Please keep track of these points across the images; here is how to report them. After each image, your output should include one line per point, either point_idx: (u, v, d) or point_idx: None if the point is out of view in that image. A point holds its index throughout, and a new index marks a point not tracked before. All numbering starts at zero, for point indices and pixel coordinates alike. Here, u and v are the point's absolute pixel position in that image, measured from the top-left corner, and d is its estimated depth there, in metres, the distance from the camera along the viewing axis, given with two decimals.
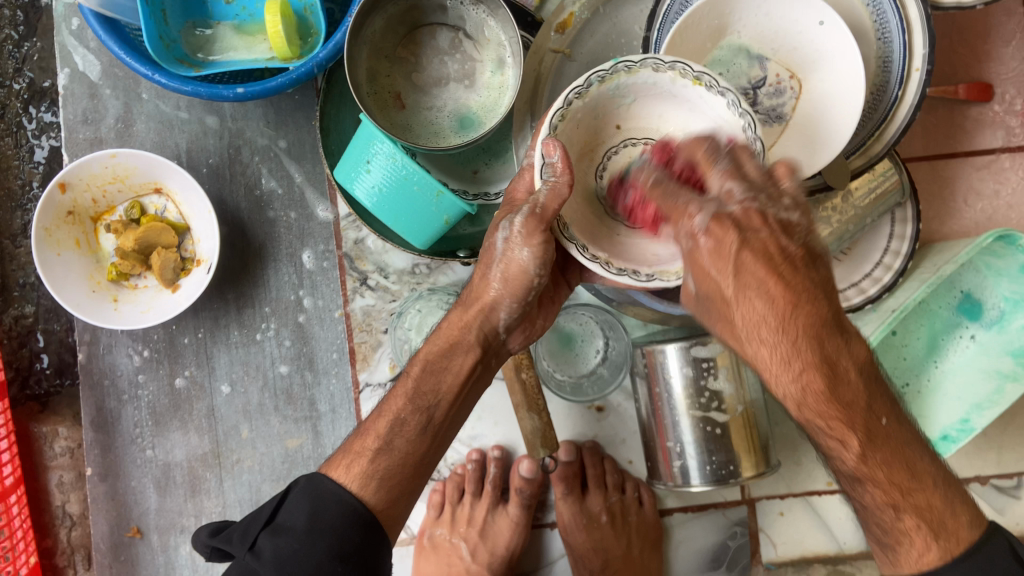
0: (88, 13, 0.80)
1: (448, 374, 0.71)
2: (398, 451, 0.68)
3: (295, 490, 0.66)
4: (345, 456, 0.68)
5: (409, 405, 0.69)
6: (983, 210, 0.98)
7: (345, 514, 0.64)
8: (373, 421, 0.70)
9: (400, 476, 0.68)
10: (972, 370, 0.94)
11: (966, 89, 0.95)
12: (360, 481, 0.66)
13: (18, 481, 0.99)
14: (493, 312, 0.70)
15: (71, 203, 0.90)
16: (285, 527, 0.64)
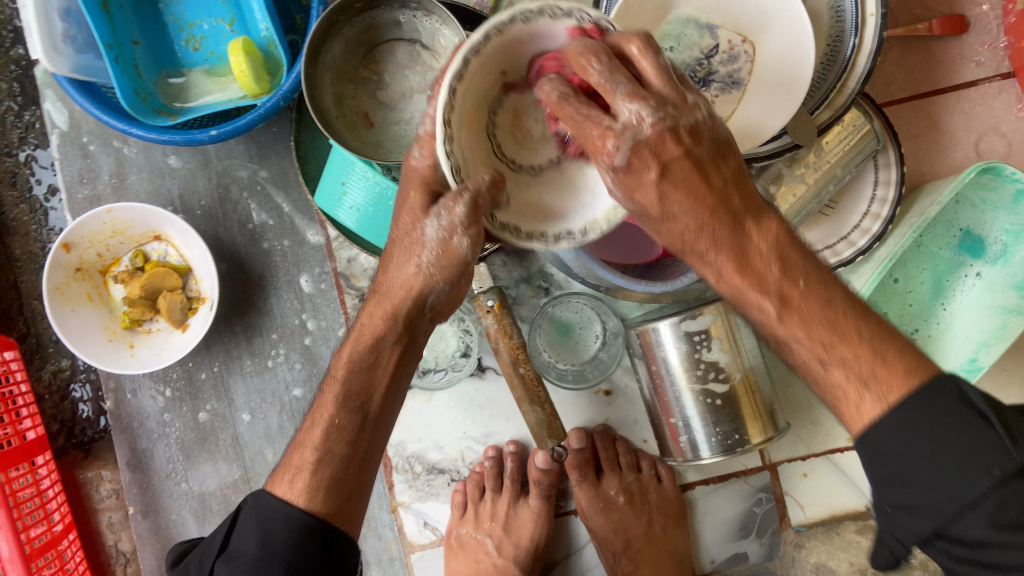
0: (62, 79, 0.82)
1: (378, 368, 0.68)
2: (337, 456, 0.67)
3: (244, 510, 0.69)
4: (287, 472, 0.69)
5: (340, 408, 0.67)
6: (981, 142, 0.93)
7: (293, 527, 0.65)
8: (309, 431, 0.69)
9: (343, 479, 0.68)
10: (980, 308, 0.90)
11: (940, 24, 0.90)
12: (303, 494, 0.67)
13: (69, 527, 1.05)
14: (421, 294, 0.64)
15: (78, 260, 0.94)
16: (239, 551, 0.67)
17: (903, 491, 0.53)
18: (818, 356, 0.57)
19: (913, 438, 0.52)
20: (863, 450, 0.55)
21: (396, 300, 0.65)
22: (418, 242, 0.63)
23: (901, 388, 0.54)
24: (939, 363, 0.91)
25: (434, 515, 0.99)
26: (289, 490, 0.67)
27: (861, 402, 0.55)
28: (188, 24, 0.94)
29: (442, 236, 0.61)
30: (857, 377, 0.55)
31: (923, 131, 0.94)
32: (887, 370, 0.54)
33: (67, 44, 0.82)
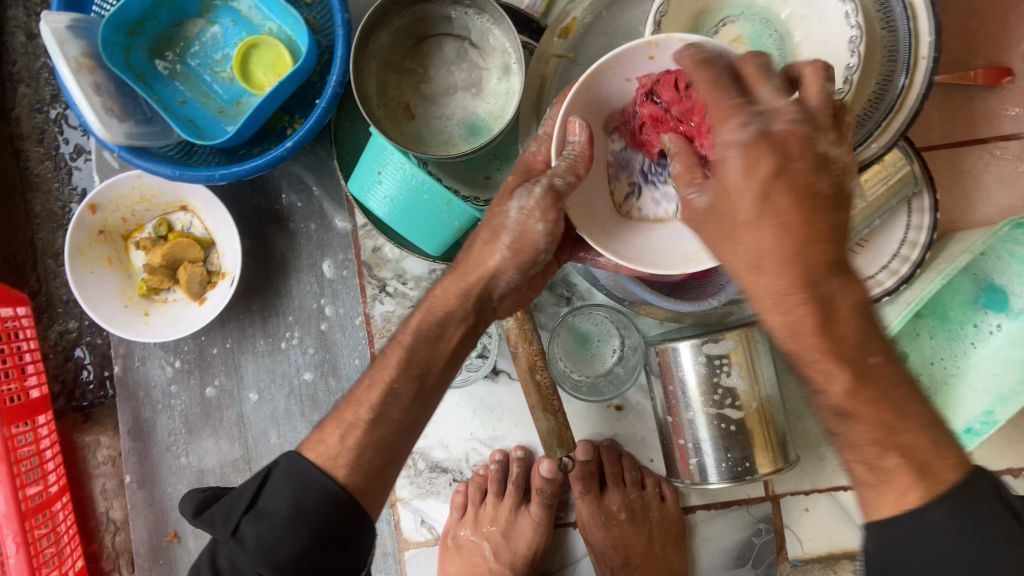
0: (119, 148, 0.84)
1: (442, 342, 0.68)
2: (391, 421, 0.65)
3: (275, 471, 0.62)
4: (335, 425, 0.65)
5: (401, 373, 0.66)
6: (1012, 198, 0.93)
7: (324, 498, 0.60)
8: (362, 389, 0.67)
9: (391, 444, 0.65)
10: (998, 361, 0.90)
11: (984, 75, 0.90)
12: (344, 469, 0.62)
13: (63, 489, 1.03)
14: (494, 279, 0.67)
15: (102, 223, 0.94)
16: (265, 511, 0.60)
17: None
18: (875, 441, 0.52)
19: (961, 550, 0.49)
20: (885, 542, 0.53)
21: (472, 279, 0.67)
22: (501, 227, 0.65)
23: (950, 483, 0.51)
24: (954, 413, 0.91)
25: (433, 514, 0.99)
26: (337, 447, 0.63)
27: (906, 491, 0.51)
28: (216, 62, 0.97)
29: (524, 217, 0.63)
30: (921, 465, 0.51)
31: (956, 180, 0.94)
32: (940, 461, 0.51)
33: (111, 115, 0.85)
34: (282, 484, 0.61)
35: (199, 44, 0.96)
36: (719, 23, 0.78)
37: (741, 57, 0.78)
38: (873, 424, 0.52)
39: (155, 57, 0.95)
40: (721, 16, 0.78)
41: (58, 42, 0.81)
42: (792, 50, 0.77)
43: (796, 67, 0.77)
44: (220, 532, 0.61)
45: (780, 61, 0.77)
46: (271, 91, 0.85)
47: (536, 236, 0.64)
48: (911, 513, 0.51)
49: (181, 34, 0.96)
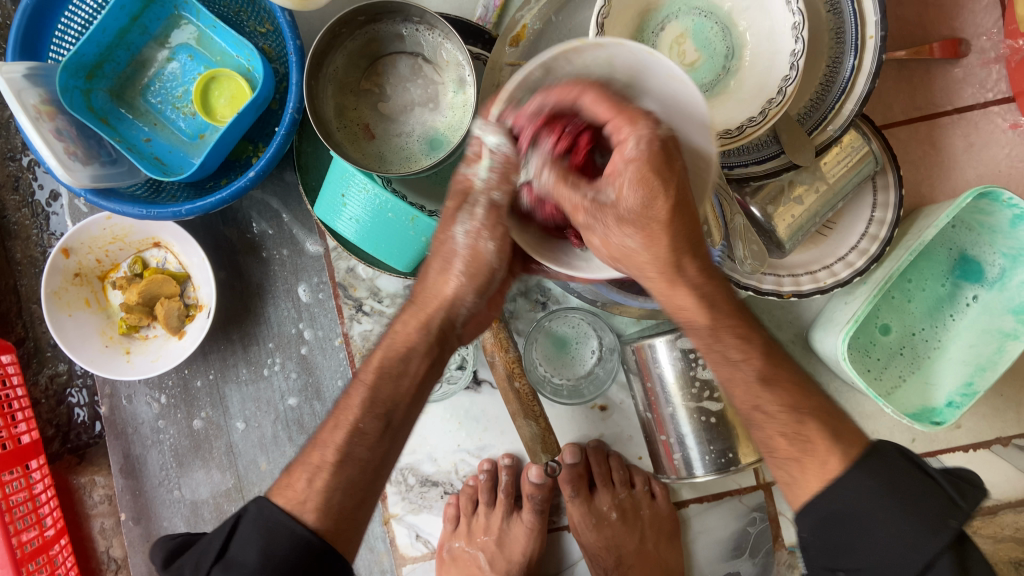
0: (84, 191, 0.84)
1: (405, 377, 0.71)
2: (358, 460, 0.68)
3: (245, 519, 0.65)
4: (304, 468, 0.67)
5: (366, 413, 0.69)
6: (976, 167, 0.93)
7: (296, 545, 0.63)
8: (327, 431, 0.69)
9: (359, 483, 0.67)
10: (976, 332, 0.90)
11: (941, 47, 0.90)
12: (313, 513, 0.64)
13: (61, 531, 1.04)
14: (452, 305, 0.70)
15: (77, 266, 0.95)
16: (237, 561, 0.62)
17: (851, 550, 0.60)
18: (789, 408, 0.64)
19: (876, 496, 0.59)
20: (816, 511, 0.62)
21: (431, 311, 0.71)
22: (452, 253, 0.69)
23: (855, 448, 0.62)
24: (935, 387, 0.91)
25: (427, 527, 0.99)
26: (305, 490, 0.66)
27: (826, 459, 0.62)
28: (176, 97, 0.97)
29: (470, 240, 0.66)
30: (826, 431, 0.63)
31: (922, 154, 0.94)
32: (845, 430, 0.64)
33: (74, 159, 0.85)
34: (254, 528, 0.63)
35: (159, 82, 0.97)
36: (663, 19, 0.78)
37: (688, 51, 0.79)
38: (786, 398, 0.64)
39: (117, 98, 0.96)
40: (665, 14, 0.78)
41: (15, 93, 0.81)
42: (738, 39, 0.77)
43: (744, 56, 0.77)
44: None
45: (727, 51, 0.78)
46: (230, 123, 0.86)
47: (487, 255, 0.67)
48: (831, 481, 0.61)
49: (139, 73, 0.97)
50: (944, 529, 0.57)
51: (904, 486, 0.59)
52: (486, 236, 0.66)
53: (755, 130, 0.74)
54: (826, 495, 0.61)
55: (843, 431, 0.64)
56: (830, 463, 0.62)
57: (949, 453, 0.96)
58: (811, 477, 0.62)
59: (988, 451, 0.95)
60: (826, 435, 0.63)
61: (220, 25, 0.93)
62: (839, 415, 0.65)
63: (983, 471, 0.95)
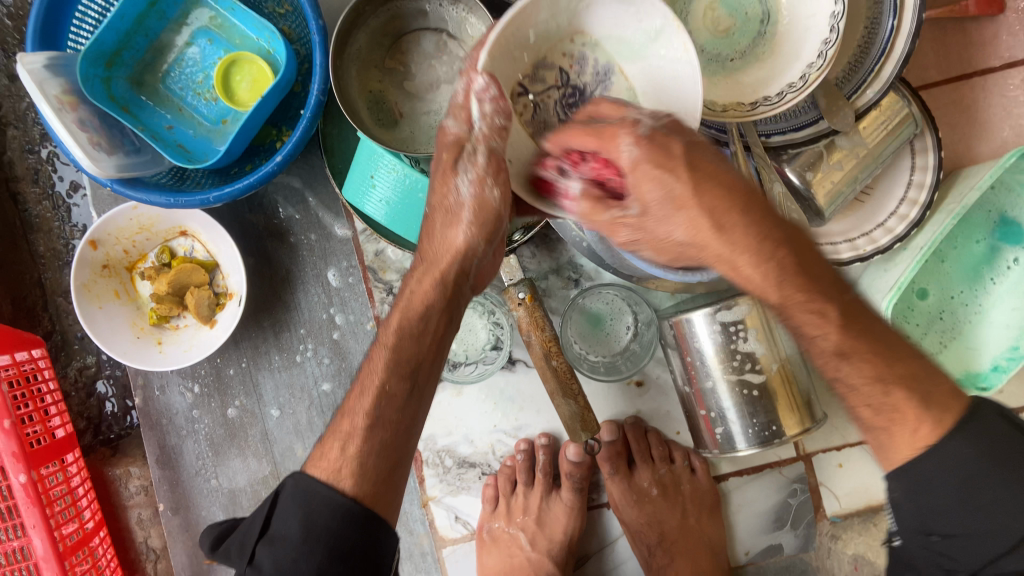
0: (110, 182, 0.84)
1: (427, 335, 0.72)
2: (388, 422, 0.69)
3: (283, 493, 0.66)
4: (334, 437, 0.69)
5: (392, 374, 0.70)
6: (1014, 126, 0.91)
7: (336, 514, 0.63)
8: (355, 399, 0.71)
9: (390, 444, 0.68)
10: (1020, 295, 0.88)
11: (975, 4, 0.88)
12: (349, 479, 0.65)
13: (99, 523, 1.04)
14: (465, 258, 0.72)
15: (105, 257, 0.94)
16: (280, 535, 0.63)
17: (952, 519, 0.55)
18: (877, 379, 0.58)
19: (979, 470, 0.54)
20: (902, 481, 0.58)
21: (445, 265, 0.72)
22: (455, 206, 0.70)
23: (955, 413, 0.57)
24: (978, 352, 0.89)
25: (466, 509, 0.98)
26: (339, 458, 0.67)
27: (918, 427, 0.57)
28: (197, 82, 0.96)
29: (475, 190, 0.68)
30: (918, 393, 0.57)
31: (960, 114, 0.92)
32: (941, 394, 0.57)
33: (99, 150, 0.84)
34: (293, 500, 0.64)
35: (179, 67, 0.96)
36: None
37: (721, 18, 0.78)
38: (870, 371, 0.58)
39: (137, 86, 0.95)
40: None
41: (38, 83, 0.80)
42: (774, 2, 0.76)
43: (780, 22, 0.76)
44: (238, 562, 0.66)
45: (763, 16, 0.76)
46: (255, 109, 0.84)
47: (494, 203, 0.68)
48: (925, 449, 0.56)
49: (159, 59, 0.95)
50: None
51: (1005, 455, 0.55)
52: (490, 184, 0.67)
53: (795, 95, 0.72)
54: (929, 460, 0.56)
55: (936, 395, 0.57)
56: (922, 430, 0.57)
57: None
58: (901, 445, 0.58)
59: None
60: (915, 403, 0.57)
61: (239, 6, 0.91)
62: (932, 376, 0.58)
63: None
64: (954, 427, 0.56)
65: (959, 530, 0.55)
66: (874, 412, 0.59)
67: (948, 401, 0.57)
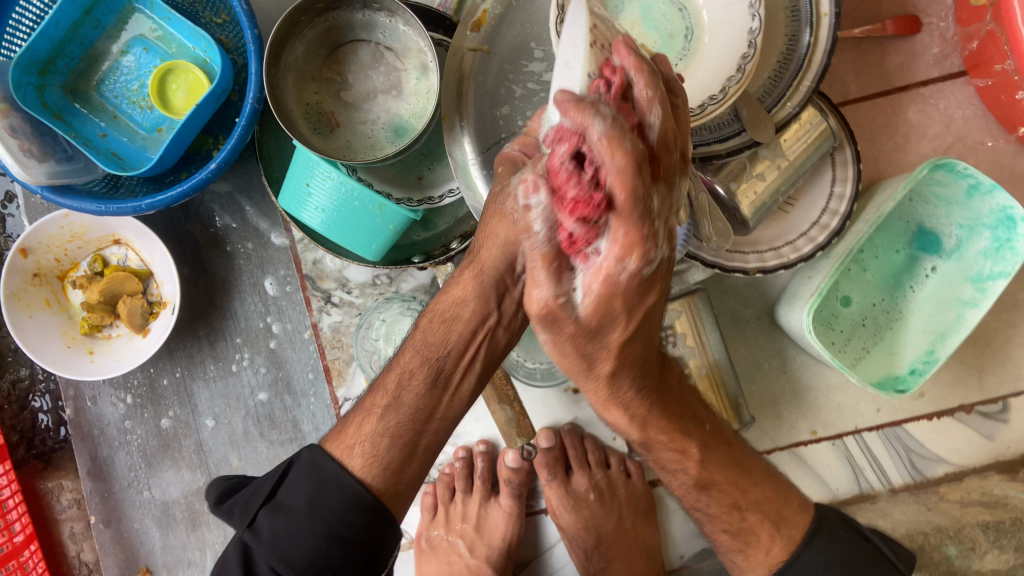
0: (39, 189, 0.83)
1: (458, 323, 0.68)
2: (405, 408, 0.67)
3: (297, 465, 0.66)
4: (358, 412, 0.69)
5: (416, 355, 0.68)
6: (929, 142, 0.95)
7: (344, 498, 0.64)
8: (387, 371, 0.70)
9: (410, 432, 0.67)
10: (936, 302, 0.92)
11: (895, 24, 0.91)
12: (359, 459, 0.66)
13: (30, 537, 1.01)
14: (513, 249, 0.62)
15: (35, 266, 0.93)
16: (285, 505, 0.64)
17: None
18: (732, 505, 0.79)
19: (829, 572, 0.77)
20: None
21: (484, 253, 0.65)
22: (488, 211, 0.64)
23: (802, 527, 0.79)
24: (897, 356, 0.92)
25: (408, 519, 1.01)
26: (355, 436, 0.67)
27: (771, 546, 0.79)
28: (133, 90, 0.95)
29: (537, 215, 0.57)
30: (770, 519, 0.79)
31: (878, 130, 0.96)
32: (790, 514, 0.79)
33: (30, 156, 0.83)
34: (307, 469, 0.66)
35: (114, 76, 0.96)
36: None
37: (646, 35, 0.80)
38: (726, 501, 0.79)
39: (71, 94, 0.94)
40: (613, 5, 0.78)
41: None
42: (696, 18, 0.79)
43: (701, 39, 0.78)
44: (238, 523, 0.67)
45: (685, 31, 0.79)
46: (189, 116, 0.84)
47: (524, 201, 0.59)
48: (791, 561, 0.79)
49: (94, 67, 0.95)
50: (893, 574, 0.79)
51: (857, 568, 0.77)
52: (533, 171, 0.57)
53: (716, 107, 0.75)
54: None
55: (787, 514, 0.80)
56: (774, 547, 0.79)
57: (914, 423, 0.98)
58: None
59: (952, 419, 0.97)
60: (767, 527, 0.79)
61: (175, 16, 0.91)
62: (786, 493, 0.81)
63: (948, 438, 0.97)
64: (804, 541, 0.79)
65: None
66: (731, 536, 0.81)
67: (795, 517, 0.80)
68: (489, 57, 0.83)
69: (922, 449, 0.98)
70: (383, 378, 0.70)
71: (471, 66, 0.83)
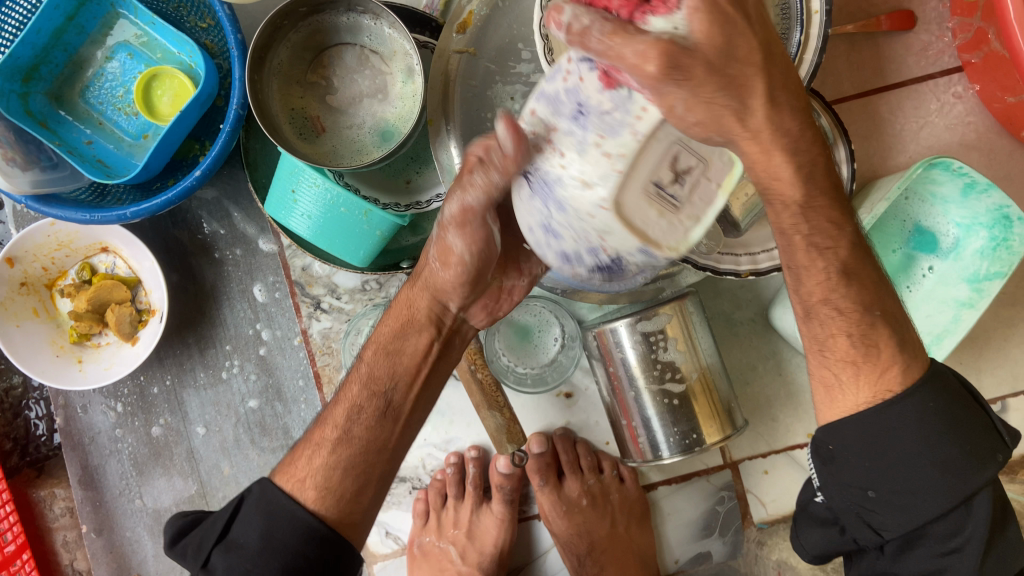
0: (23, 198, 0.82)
1: (403, 357, 0.72)
2: (357, 440, 0.69)
3: (247, 501, 0.67)
4: (305, 447, 0.70)
5: (363, 390, 0.71)
6: (925, 139, 0.94)
7: (296, 530, 0.65)
8: (331, 409, 0.72)
9: (362, 463, 0.69)
10: (933, 302, 0.91)
11: (889, 20, 0.90)
12: (312, 492, 0.67)
13: (22, 546, 1.01)
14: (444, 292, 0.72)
15: (22, 275, 0.92)
16: (237, 543, 0.65)
17: (880, 470, 0.63)
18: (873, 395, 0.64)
19: (931, 426, 0.62)
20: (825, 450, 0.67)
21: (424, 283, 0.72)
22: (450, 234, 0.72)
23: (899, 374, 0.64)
24: None
25: (396, 524, 0.99)
26: (305, 469, 0.69)
27: (889, 365, 0.64)
28: (117, 96, 0.94)
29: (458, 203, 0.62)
30: (859, 342, 0.65)
31: (875, 127, 0.94)
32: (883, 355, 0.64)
33: (13, 165, 0.83)
34: (257, 508, 0.66)
35: (99, 82, 0.95)
36: None
37: None
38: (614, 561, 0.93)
39: (57, 101, 0.93)
40: None
41: None
42: None
43: None
44: (193, 562, 0.67)
45: None
46: (173, 123, 0.83)
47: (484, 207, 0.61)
48: (887, 403, 0.63)
49: (79, 73, 0.94)
50: (993, 462, 0.63)
51: (964, 422, 0.63)
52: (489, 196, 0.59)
53: None
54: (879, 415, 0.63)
55: (911, 339, 0.66)
56: (890, 374, 0.64)
57: None
58: (863, 388, 0.65)
59: None
60: (893, 341, 0.65)
61: (159, 21, 0.90)
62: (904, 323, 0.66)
63: None
64: (902, 392, 0.63)
65: (901, 490, 0.62)
66: None
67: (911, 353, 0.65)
68: (475, 59, 0.81)
69: None
70: (327, 419, 0.72)
71: (457, 69, 0.82)
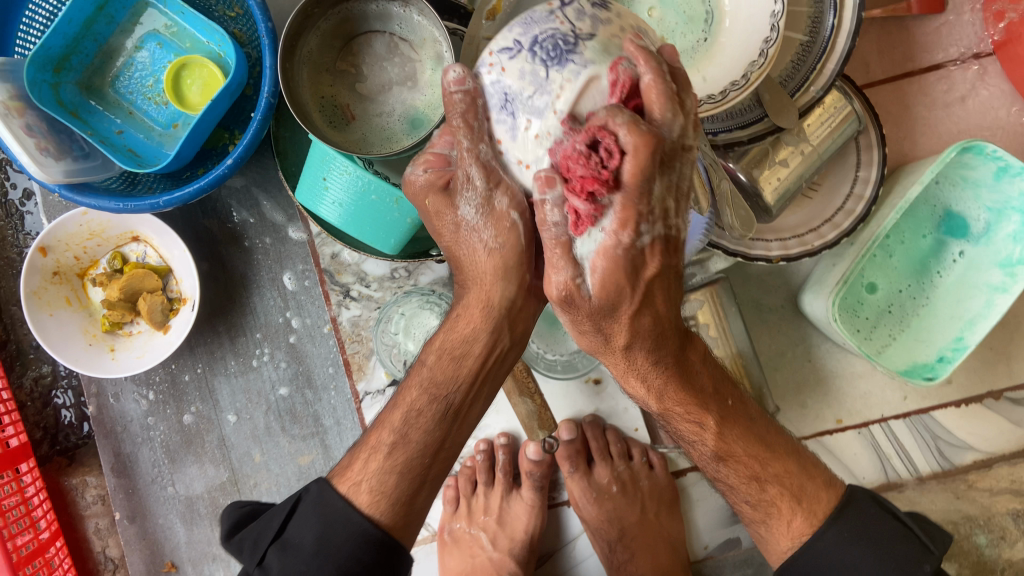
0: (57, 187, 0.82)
1: (468, 360, 0.71)
2: (414, 443, 0.71)
3: (305, 500, 0.71)
4: (362, 451, 0.72)
5: (422, 395, 0.72)
6: (956, 123, 0.93)
7: (353, 537, 0.68)
8: (388, 412, 0.74)
9: (419, 467, 0.71)
10: (965, 287, 0.90)
11: (919, 3, 0.89)
12: (366, 496, 0.69)
13: (55, 534, 1.02)
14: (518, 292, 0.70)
15: (55, 264, 0.93)
16: (293, 542, 0.68)
17: (824, 572, 0.70)
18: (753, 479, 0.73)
19: (856, 547, 0.70)
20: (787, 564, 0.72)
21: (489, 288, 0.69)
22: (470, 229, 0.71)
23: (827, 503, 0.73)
24: (925, 343, 0.91)
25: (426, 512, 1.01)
26: (360, 472, 0.71)
27: (792, 520, 0.72)
28: (148, 86, 0.95)
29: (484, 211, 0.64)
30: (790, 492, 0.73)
31: (904, 112, 0.94)
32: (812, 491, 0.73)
33: (46, 155, 0.83)
34: (313, 510, 0.70)
35: (128, 72, 0.95)
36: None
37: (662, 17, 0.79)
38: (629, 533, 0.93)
39: (87, 90, 0.94)
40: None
41: None
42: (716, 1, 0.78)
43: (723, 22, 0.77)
44: (247, 560, 0.71)
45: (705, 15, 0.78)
46: (204, 111, 0.83)
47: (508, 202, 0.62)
48: (805, 542, 0.71)
49: (108, 63, 0.95)
50: (918, 571, 0.69)
51: (879, 537, 0.70)
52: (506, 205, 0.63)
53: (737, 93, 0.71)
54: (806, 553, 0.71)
55: (811, 488, 0.73)
56: (796, 522, 0.72)
57: (943, 411, 0.96)
58: (789, 518, 0.72)
59: (981, 406, 0.96)
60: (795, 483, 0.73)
61: (188, 10, 0.90)
62: (809, 470, 0.74)
63: (976, 426, 0.96)
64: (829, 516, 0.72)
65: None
66: (752, 508, 0.74)
67: (818, 492, 0.73)
68: None
69: (950, 437, 0.96)
70: (384, 422, 0.73)
71: None
